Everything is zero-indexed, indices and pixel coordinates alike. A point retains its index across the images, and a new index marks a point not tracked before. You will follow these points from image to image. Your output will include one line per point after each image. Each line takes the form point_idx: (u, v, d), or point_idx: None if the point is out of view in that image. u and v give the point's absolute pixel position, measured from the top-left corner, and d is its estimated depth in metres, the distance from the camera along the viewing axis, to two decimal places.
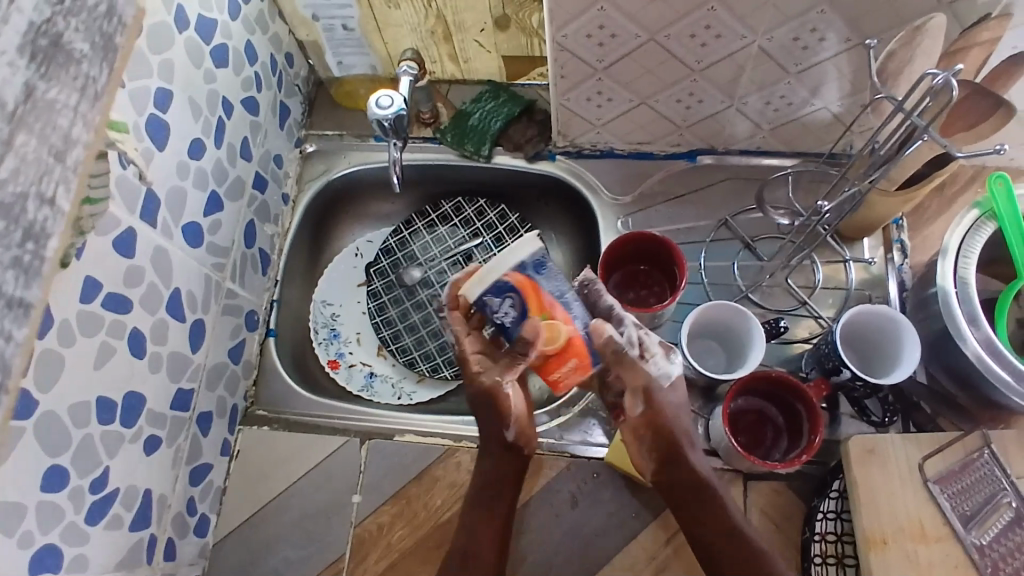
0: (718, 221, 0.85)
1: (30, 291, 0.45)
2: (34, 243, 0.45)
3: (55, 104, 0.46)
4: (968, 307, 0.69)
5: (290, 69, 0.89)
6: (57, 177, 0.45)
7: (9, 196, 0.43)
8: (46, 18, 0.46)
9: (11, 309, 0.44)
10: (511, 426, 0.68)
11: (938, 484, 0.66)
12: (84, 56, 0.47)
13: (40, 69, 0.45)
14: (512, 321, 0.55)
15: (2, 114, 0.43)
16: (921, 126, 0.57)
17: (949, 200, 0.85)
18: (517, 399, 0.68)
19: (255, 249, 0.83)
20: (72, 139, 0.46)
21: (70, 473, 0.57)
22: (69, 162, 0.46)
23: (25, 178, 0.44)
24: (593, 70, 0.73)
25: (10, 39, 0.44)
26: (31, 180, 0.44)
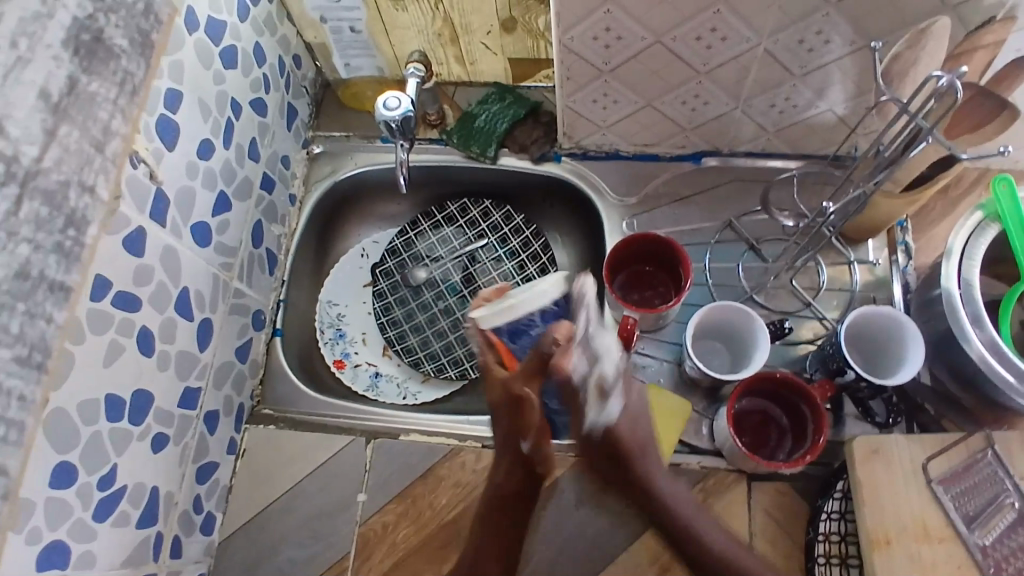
0: (722, 223, 0.86)
1: (71, 273, 0.54)
2: (74, 230, 0.54)
3: (96, 98, 0.55)
4: (971, 308, 0.70)
5: (298, 71, 0.90)
6: (98, 167, 0.56)
7: (54, 183, 0.52)
8: (89, 15, 0.54)
9: (53, 292, 0.53)
10: (529, 436, 0.70)
11: (942, 484, 0.67)
12: (124, 55, 0.58)
13: (82, 63, 0.54)
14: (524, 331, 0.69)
15: (48, 105, 0.52)
16: (926, 128, 0.57)
17: (954, 202, 0.85)
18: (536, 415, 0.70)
19: (263, 249, 0.84)
20: (110, 131, 0.57)
21: (80, 469, 0.58)
22: (108, 153, 0.57)
23: (68, 167, 0.53)
24: (599, 72, 0.73)
25: (57, 34, 0.52)
26: (74, 168, 0.54)
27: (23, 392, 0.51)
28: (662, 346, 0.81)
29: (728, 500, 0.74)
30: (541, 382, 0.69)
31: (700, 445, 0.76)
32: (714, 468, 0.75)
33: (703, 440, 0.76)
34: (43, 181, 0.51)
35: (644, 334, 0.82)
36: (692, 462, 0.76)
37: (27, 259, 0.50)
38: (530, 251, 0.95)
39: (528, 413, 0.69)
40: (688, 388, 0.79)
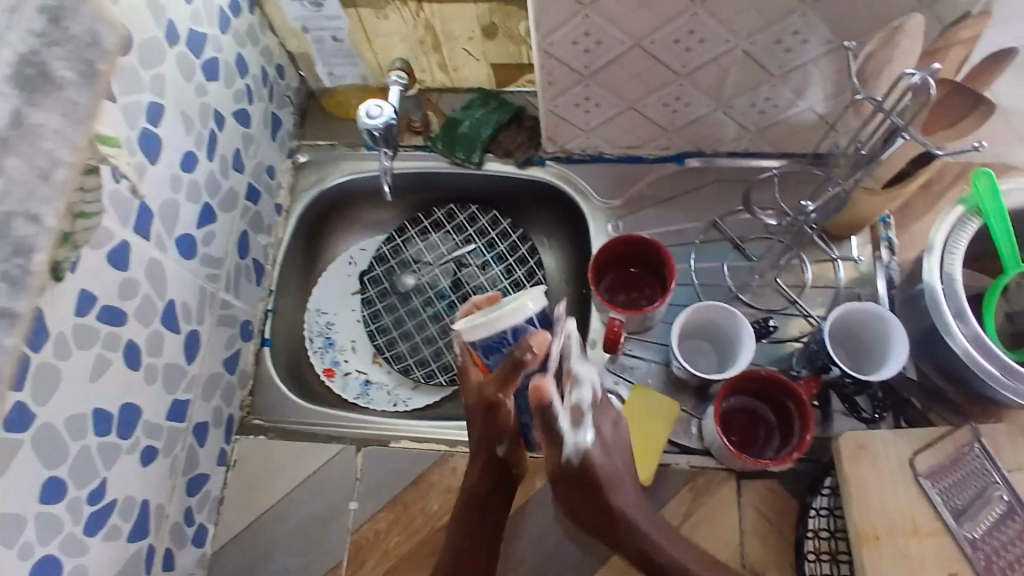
0: (707, 223, 0.86)
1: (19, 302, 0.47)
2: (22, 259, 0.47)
3: (43, 129, 0.48)
4: (955, 303, 0.70)
5: (281, 81, 0.90)
6: (43, 197, 0.48)
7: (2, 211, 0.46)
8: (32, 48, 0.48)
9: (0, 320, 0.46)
10: (505, 441, 0.68)
11: (930, 479, 0.67)
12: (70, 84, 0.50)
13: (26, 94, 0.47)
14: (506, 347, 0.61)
15: None
16: (902, 125, 0.58)
17: (936, 197, 0.86)
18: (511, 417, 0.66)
19: (249, 260, 0.84)
20: (58, 162, 0.48)
21: (68, 484, 0.58)
22: (54, 180, 0.48)
23: (13, 198, 0.46)
24: (580, 76, 0.74)
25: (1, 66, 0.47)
26: (16, 201, 0.46)
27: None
28: (649, 347, 0.82)
29: (718, 498, 0.74)
30: (518, 390, 0.64)
31: (689, 445, 0.77)
32: (704, 467, 0.76)
33: (692, 440, 0.77)
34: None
35: (631, 335, 0.82)
36: (681, 462, 0.76)
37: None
38: (518, 255, 0.96)
39: (500, 419, 0.66)
40: (676, 388, 0.79)
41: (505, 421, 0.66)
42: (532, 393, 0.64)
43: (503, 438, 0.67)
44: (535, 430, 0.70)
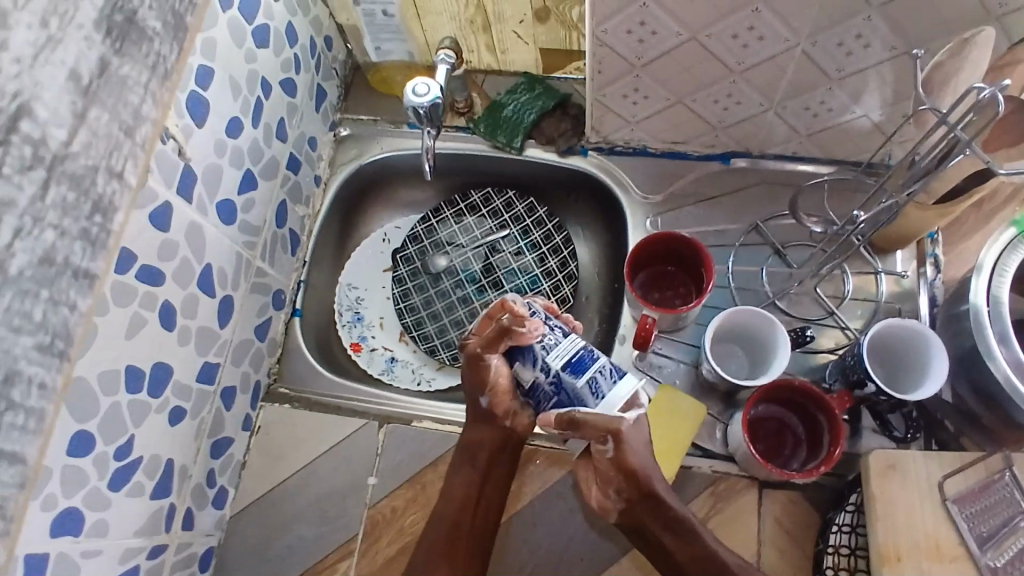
0: (748, 225, 0.85)
1: None
2: None
3: (127, 81, 0.55)
4: (999, 326, 0.68)
5: (328, 53, 0.90)
6: (126, 152, 0.57)
7: (81, 168, 0.52)
8: None
9: (77, 280, 0.53)
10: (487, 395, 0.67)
11: (958, 504, 0.65)
12: None
13: None
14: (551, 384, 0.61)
15: None
16: (965, 140, 0.56)
17: (987, 216, 0.83)
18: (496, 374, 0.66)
19: (286, 230, 0.85)
20: (140, 116, 0.57)
21: (96, 439, 0.58)
22: None
23: (95, 153, 0.53)
24: (631, 66, 0.72)
25: None
26: (103, 153, 0.54)
27: (45, 379, 0.51)
28: (678, 347, 0.81)
29: (740, 505, 0.73)
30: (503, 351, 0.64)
31: (712, 448, 0.76)
32: (727, 473, 0.75)
33: (716, 445, 0.76)
34: (70, 165, 0.51)
35: (661, 334, 0.81)
36: (704, 466, 0.75)
37: (52, 245, 0.50)
38: (552, 244, 0.95)
39: (484, 373, 0.66)
40: (703, 391, 0.79)
41: (489, 370, 0.65)
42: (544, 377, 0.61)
43: (487, 392, 0.67)
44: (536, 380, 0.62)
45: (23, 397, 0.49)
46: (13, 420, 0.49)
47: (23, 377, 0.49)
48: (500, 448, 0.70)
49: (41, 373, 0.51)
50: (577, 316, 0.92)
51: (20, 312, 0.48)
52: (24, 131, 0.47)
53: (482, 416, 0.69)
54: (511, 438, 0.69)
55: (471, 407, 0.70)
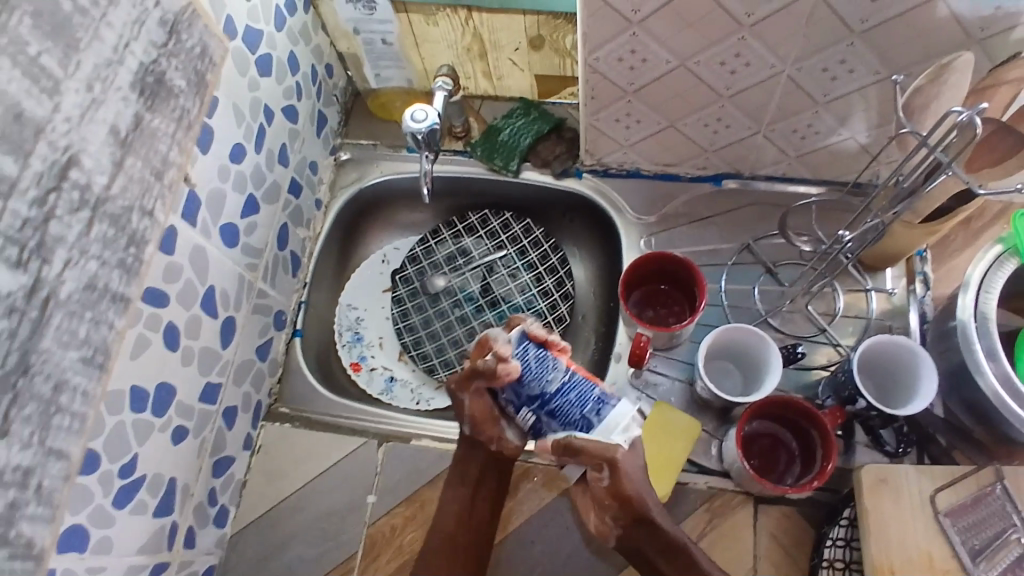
0: (740, 245, 0.86)
1: None
2: None
3: (157, 132, 0.58)
4: (987, 342, 0.69)
5: (329, 80, 0.92)
6: (157, 194, 0.59)
7: (121, 208, 0.54)
8: None
9: (115, 302, 0.55)
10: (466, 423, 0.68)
11: (949, 517, 0.66)
12: None
13: None
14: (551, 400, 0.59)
15: None
16: (945, 161, 0.57)
17: (974, 234, 0.85)
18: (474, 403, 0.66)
19: (287, 252, 0.86)
20: (168, 161, 0.60)
21: (101, 457, 0.59)
22: None
23: (131, 193, 0.56)
24: (623, 92, 0.75)
25: None
26: (136, 195, 0.56)
27: (88, 388, 0.53)
28: (673, 364, 0.82)
29: (734, 521, 0.74)
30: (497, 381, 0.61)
31: (708, 465, 0.76)
32: (721, 488, 0.76)
33: (711, 461, 0.77)
34: (111, 207, 0.53)
35: (656, 352, 0.82)
36: (699, 482, 0.76)
37: (95, 272, 0.53)
38: (548, 264, 0.97)
39: (462, 407, 0.67)
40: (698, 408, 0.80)
41: (465, 406, 0.66)
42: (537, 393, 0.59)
43: (468, 422, 0.68)
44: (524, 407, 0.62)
45: (69, 402, 0.52)
46: (60, 421, 0.51)
47: (70, 386, 0.51)
48: (486, 468, 0.70)
49: (84, 382, 0.53)
50: (574, 334, 0.94)
51: (68, 330, 0.51)
52: (74, 178, 0.50)
53: (468, 441, 0.70)
54: (491, 461, 0.70)
55: (459, 432, 0.71)
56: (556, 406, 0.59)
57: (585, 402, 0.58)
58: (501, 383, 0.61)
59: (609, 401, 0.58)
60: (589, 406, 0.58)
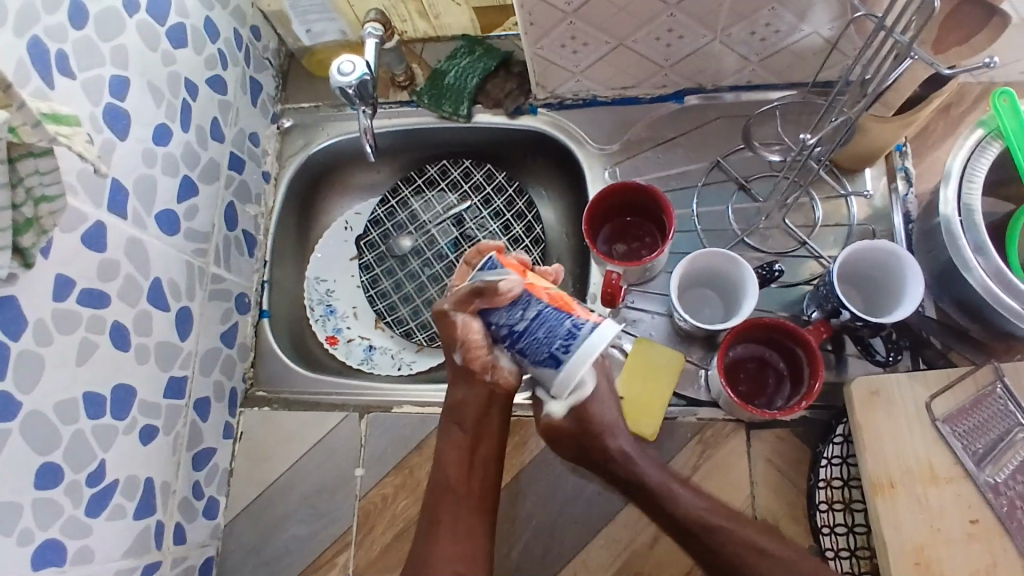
0: (709, 163, 0.82)
1: None
2: None
3: None
4: (974, 235, 0.65)
5: (257, 43, 0.87)
6: None
7: None
8: None
9: None
10: (459, 351, 0.63)
11: (947, 423, 0.64)
12: None
13: None
14: (523, 348, 0.55)
15: None
16: (906, 44, 0.52)
17: (956, 120, 0.80)
18: (468, 331, 0.61)
19: (238, 232, 0.83)
20: None
21: (64, 469, 0.58)
22: None
23: None
24: (563, 14, 0.68)
25: None
26: None
27: None
28: (652, 299, 0.79)
29: (727, 450, 0.72)
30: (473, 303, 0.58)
31: (697, 397, 0.74)
32: (712, 418, 0.73)
33: (700, 392, 0.74)
34: None
35: (631, 288, 0.79)
36: (688, 414, 0.74)
37: None
38: (515, 209, 0.93)
39: (452, 329, 0.62)
40: (683, 340, 0.77)
41: (455, 327, 0.61)
42: (510, 320, 0.56)
43: (459, 349, 0.63)
44: (505, 339, 0.57)
45: None
46: None
47: None
48: (488, 409, 0.65)
49: None
50: None
51: None
52: None
53: (463, 376, 0.65)
54: (495, 397, 0.65)
55: (450, 366, 0.66)
56: (526, 345, 0.55)
57: (556, 336, 0.53)
58: (491, 299, 0.56)
59: (585, 326, 0.53)
60: (558, 343, 0.53)
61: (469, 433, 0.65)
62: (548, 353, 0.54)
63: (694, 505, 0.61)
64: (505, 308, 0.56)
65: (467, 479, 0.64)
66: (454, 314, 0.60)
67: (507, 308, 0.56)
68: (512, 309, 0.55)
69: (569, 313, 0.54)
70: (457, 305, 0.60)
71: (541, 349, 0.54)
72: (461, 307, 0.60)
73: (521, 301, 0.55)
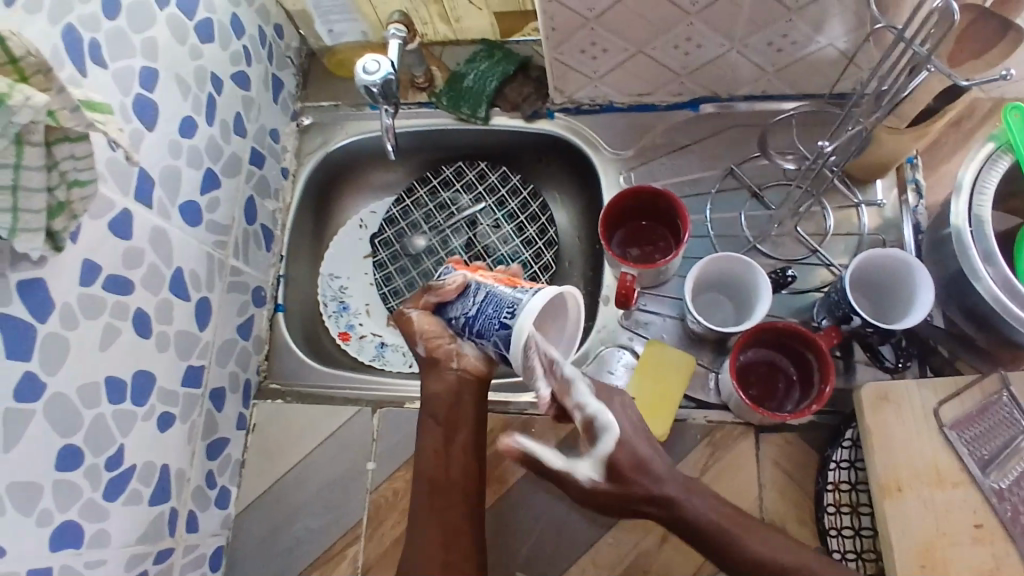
0: (723, 171, 0.83)
1: None
2: None
3: None
4: (983, 245, 0.67)
5: (280, 41, 0.88)
6: None
7: None
8: None
9: None
10: (420, 344, 0.65)
11: (955, 429, 0.65)
12: None
13: None
14: (476, 329, 0.58)
15: None
16: (923, 56, 0.53)
17: (966, 135, 0.81)
18: (424, 327, 0.64)
19: (257, 226, 0.84)
20: None
21: (84, 452, 0.58)
22: None
23: None
24: (584, 20, 0.70)
25: None
26: None
27: None
28: (664, 302, 0.80)
29: (736, 453, 0.73)
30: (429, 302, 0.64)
31: (707, 399, 0.75)
32: (722, 421, 0.74)
33: (710, 395, 0.75)
34: None
35: (644, 291, 0.80)
36: (698, 416, 0.74)
37: None
38: (529, 212, 0.94)
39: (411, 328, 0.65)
40: (694, 344, 0.78)
41: (411, 325, 0.64)
42: (462, 308, 0.60)
43: (419, 343, 0.65)
44: (462, 328, 0.60)
45: None
46: None
47: None
48: (458, 400, 0.65)
49: None
50: (562, 282, 0.91)
51: None
52: None
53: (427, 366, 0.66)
54: (464, 384, 0.65)
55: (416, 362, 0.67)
56: (478, 325, 0.58)
57: (503, 309, 0.55)
58: (441, 294, 0.62)
59: (526, 296, 0.54)
60: (503, 312, 0.55)
61: (442, 424, 0.65)
62: (496, 325, 0.56)
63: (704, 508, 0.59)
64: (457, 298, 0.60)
65: (446, 472, 0.64)
66: (410, 313, 0.65)
67: (460, 299, 0.60)
68: (464, 297, 0.60)
69: (511, 288, 0.57)
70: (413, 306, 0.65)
71: (490, 325, 0.56)
72: (417, 305, 0.64)
73: (469, 289, 0.59)
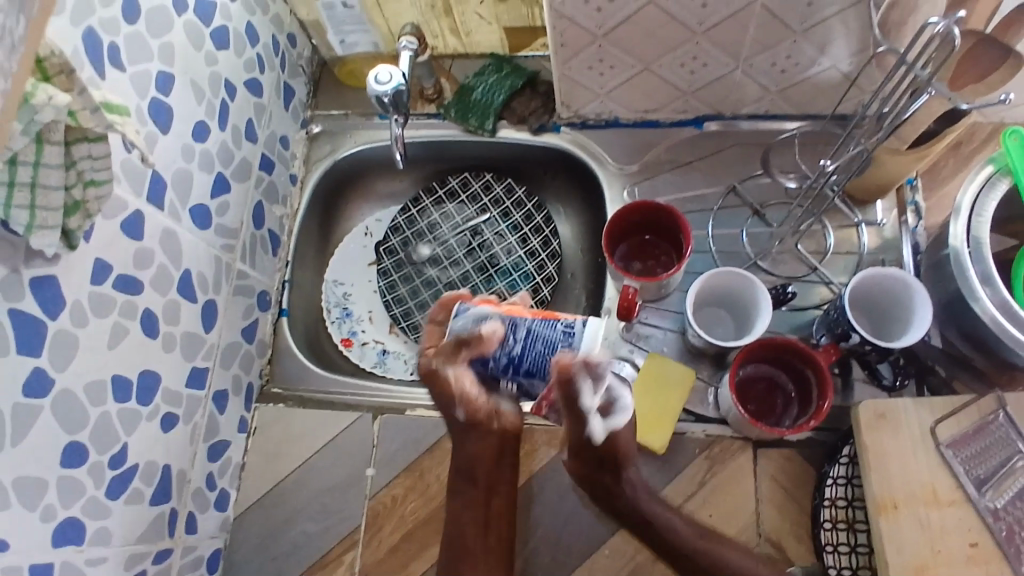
0: (726, 188, 0.84)
1: None
2: None
3: None
4: (981, 267, 0.68)
5: (293, 50, 0.89)
6: None
7: None
8: None
9: None
10: (460, 408, 0.66)
11: (951, 448, 0.65)
12: None
13: None
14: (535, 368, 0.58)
15: None
16: (926, 79, 0.55)
17: (965, 158, 0.83)
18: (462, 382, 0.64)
19: (264, 231, 0.85)
20: None
21: (89, 449, 0.59)
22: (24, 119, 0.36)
23: None
24: (593, 37, 0.71)
25: None
26: None
27: None
28: (665, 315, 0.81)
29: (733, 467, 0.73)
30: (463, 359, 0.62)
31: (706, 413, 0.75)
32: (720, 435, 0.75)
33: (708, 409, 0.76)
34: None
35: (646, 304, 0.81)
36: (697, 430, 0.75)
37: None
38: (533, 224, 0.95)
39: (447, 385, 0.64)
40: (693, 358, 0.79)
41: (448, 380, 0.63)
42: (509, 355, 0.59)
43: (459, 404, 0.65)
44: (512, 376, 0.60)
45: None
46: None
47: None
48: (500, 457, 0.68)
49: None
50: (564, 294, 0.92)
51: None
52: None
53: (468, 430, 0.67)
54: (506, 441, 0.68)
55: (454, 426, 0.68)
56: (532, 362, 0.58)
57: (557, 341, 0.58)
58: (481, 350, 0.59)
59: (576, 323, 0.58)
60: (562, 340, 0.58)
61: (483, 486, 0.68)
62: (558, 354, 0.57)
63: (677, 524, 0.66)
64: (500, 348, 0.58)
65: (483, 532, 0.66)
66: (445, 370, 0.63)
67: (502, 349, 0.58)
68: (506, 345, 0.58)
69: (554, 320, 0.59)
70: (450, 363, 0.63)
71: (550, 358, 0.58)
72: (451, 363, 0.62)
73: (508, 334, 0.59)
